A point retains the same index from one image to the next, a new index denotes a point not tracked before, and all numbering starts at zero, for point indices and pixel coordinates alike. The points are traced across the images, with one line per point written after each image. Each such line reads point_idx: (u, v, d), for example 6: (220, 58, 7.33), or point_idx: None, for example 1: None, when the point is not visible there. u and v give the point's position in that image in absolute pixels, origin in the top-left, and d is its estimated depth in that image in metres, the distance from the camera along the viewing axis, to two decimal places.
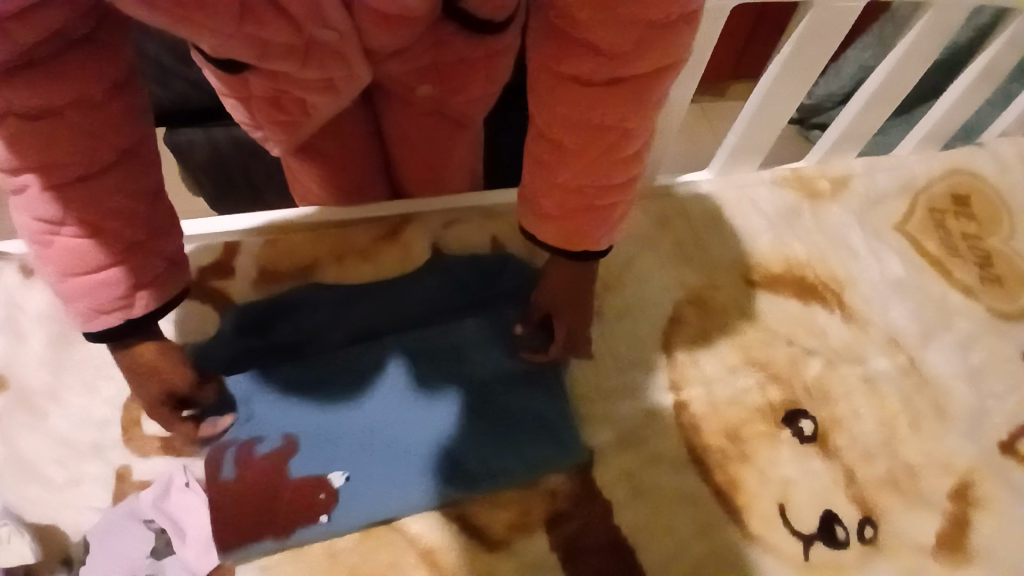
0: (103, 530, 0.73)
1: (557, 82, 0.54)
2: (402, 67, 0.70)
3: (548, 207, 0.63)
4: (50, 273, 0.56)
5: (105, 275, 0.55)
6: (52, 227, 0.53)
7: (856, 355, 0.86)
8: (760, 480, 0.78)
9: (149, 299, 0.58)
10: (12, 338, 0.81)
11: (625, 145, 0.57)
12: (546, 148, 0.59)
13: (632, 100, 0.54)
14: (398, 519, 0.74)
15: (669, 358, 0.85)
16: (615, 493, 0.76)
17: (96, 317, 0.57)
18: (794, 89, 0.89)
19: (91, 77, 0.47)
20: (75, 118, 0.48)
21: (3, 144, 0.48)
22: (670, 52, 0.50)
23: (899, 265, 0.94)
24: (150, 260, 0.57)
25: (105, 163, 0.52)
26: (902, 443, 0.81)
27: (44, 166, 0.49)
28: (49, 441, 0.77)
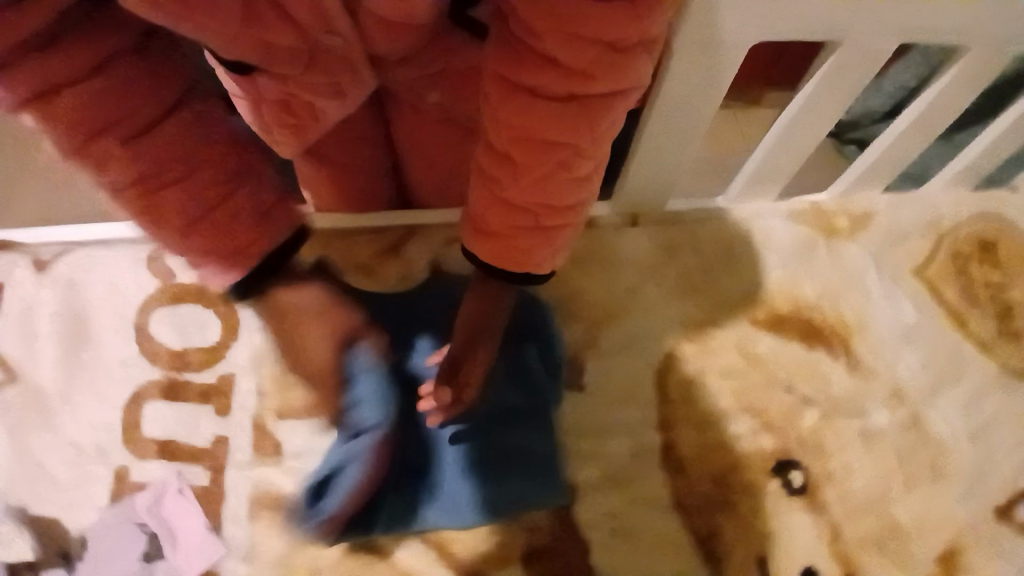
0: (102, 530, 0.77)
1: (510, 94, 0.49)
2: (414, 74, 0.70)
3: (493, 224, 0.58)
4: (175, 243, 0.55)
5: (221, 214, 0.54)
6: (149, 195, 0.51)
7: (856, 407, 0.84)
8: (743, 529, 0.78)
9: (276, 225, 0.57)
10: (26, 338, 0.85)
11: (577, 166, 0.53)
12: (496, 161, 0.54)
13: (586, 121, 0.50)
14: (379, 542, 0.76)
15: (661, 395, 0.84)
16: (594, 532, 0.77)
17: (236, 260, 0.57)
18: (826, 114, 0.82)
19: (110, 33, 0.45)
20: (119, 70, 0.46)
21: (65, 129, 0.47)
22: (629, 75, 0.48)
23: (913, 312, 0.90)
24: (259, 193, 0.56)
25: (165, 108, 0.49)
26: (893, 501, 0.80)
27: (109, 129, 0.48)
28: (58, 442, 0.81)
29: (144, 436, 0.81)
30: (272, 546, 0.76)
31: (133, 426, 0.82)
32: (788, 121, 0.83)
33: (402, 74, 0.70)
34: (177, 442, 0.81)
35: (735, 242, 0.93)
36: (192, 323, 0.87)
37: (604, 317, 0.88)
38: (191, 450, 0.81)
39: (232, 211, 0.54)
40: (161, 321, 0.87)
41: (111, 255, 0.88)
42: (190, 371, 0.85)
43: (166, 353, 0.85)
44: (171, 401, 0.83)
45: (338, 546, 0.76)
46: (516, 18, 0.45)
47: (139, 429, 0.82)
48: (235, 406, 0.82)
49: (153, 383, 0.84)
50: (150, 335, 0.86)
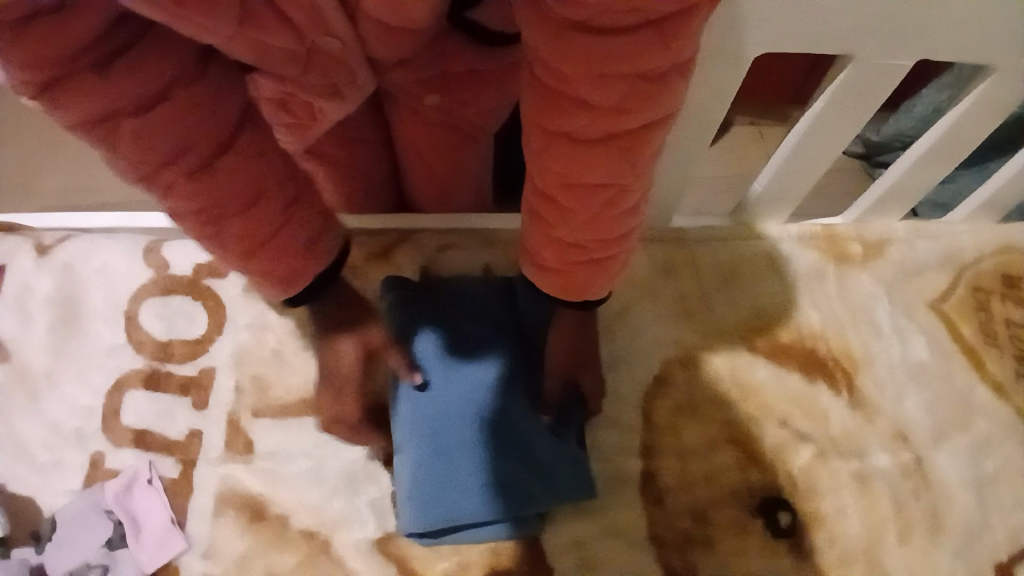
0: (70, 514, 0.77)
1: (551, 141, 0.47)
2: (409, 77, 0.67)
3: (549, 260, 0.58)
4: (231, 257, 0.58)
5: (284, 237, 0.57)
6: (217, 217, 0.53)
7: (855, 447, 0.78)
8: (719, 568, 0.73)
9: (327, 244, 0.62)
10: (21, 318, 0.86)
11: (623, 202, 0.51)
12: (548, 207, 0.53)
13: (626, 161, 0.47)
14: (339, 550, 0.74)
15: (646, 419, 0.80)
16: (560, 561, 0.74)
17: (291, 278, 0.61)
18: (837, 138, 0.78)
19: (176, 55, 0.44)
20: (184, 96, 0.46)
21: (125, 150, 0.47)
22: (665, 105, 0.43)
23: (925, 348, 0.84)
24: (311, 214, 0.59)
25: (230, 134, 0.50)
26: (887, 552, 0.74)
27: (176, 158, 0.48)
28: (41, 426, 0.81)
29: (121, 424, 0.82)
30: (234, 545, 0.75)
31: (111, 414, 0.82)
32: (797, 143, 0.79)
33: (396, 76, 0.67)
34: (152, 433, 0.81)
35: (739, 266, 0.88)
36: (178, 315, 0.86)
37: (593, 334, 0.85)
38: (164, 442, 0.80)
39: (290, 236, 0.58)
40: (148, 311, 0.87)
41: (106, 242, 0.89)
42: (172, 362, 0.84)
43: (150, 342, 0.85)
44: (150, 391, 0.83)
45: (297, 551, 0.74)
46: (540, 62, 0.41)
47: (117, 417, 0.82)
48: (212, 401, 0.82)
49: (134, 372, 0.84)
50: (136, 324, 0.86)
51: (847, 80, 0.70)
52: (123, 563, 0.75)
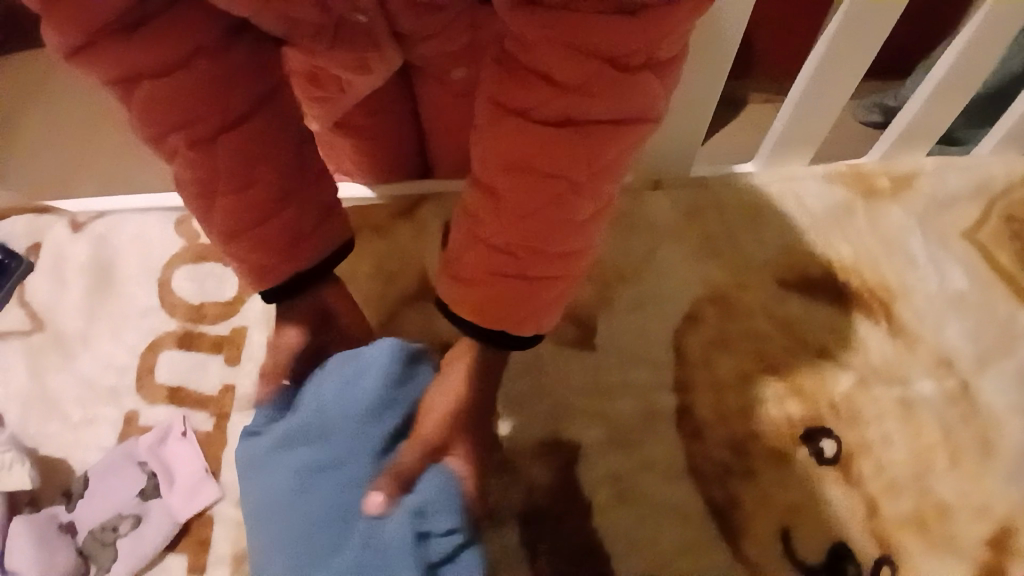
0: (101, 469, 0.77)
1: (507, 121, 0.46)
2: (437, 50, 0.64)
3: (473, 270, 0.53)
4: (217, 237, 0.57)
5: (270, 225, 0.56)
6: (209, 188, 0.54)
7: (897, 374, 0.76)
8: (761, 498, 0.70)
9: (316, 242, 0.60)
10: (57, 287, 0.89)
11: (573, 205, 0.48)
12: (483, 200, 0.51)
13: (582, 158, 0.46)
14: None
15: (678, 355, 0.79)
16: (598, 492, 0.72)
17: (271, 270, 0.60)
18: (839, 85, 0.79)
19: (204, 26, 0.48)
20: (202, 68, 0.49)
21: (140, 108, 0.49)
22: (633, 104, 0.44)
23: (962, 278, 0.82)
24: (306, 208, 0.58)
25: (237, 110, 0.52)
26: (938, 478, 0.71)
27: (181, 125, 0.50)
28: (74, 382, 0.83)
29: (155, 381, 0.82)
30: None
31: (145, 372, 0.83)
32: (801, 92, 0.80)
33: (424, 53, 0.64)
34: (185, 389, 0.82)
35: (765, 205, 0.88)
36: (210, 277, 0.88)
37: (622, 277, 0.84)
38: (197, 397, 0.81)
39: (277, 227, 0.57)
40: (181, 276, 0.88)
41: (139, 214, 0.92)
42: (205, 323, 0.85)
43: (182, 304, 0.87)
44: (183, 349, 0.84)
45: None
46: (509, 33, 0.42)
47: (151, 375, 0.83)
48: (244, 356, 0.82)
49: (168, 333, 0.85)
50: (169, 287, 0.88)
51: (841, 25, 0.72)
52: (155, 513, 0.74)
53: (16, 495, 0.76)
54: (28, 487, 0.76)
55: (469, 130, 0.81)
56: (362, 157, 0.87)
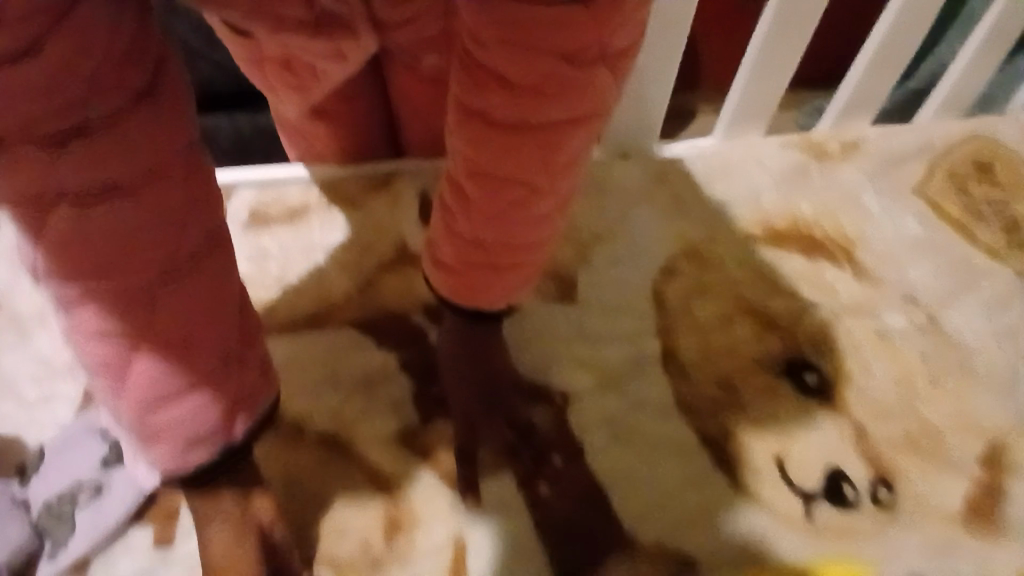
0: (59, 442, 0.71)
1: (471, 124, 0.49)
2: (412, 35, 0.66)
3: (446, 259, 0.60)
4: (129, 412, 0.46)
5: (201, 399, 0.46)
6: (126, 360, 0.43)
7: (868, 310, 0.79)
8: (753, 431, 0.71)
9: (251, 414, 0.51)
10: (9, 269, 0.84)
11: (533, 204, 0.53)
12: (455, 198, 0.56)
13: (543, 161, 0.50)
14: (358, 450, 0.71)
15: (658, 304, 0.80)
16: (591, 436, 0.71)
17: (191, 452, 0.49)
18: (787, 53, 0.85)
19: (162, 142, 0.38)
20: (146, 199, 0.38)
21: (54, 246, 0.37)
22: (586, 102, 0.47)
23: (917, 224, 0.87)
24: (245, 376, 0.49)
25: (185, 259, 0.42)
26: (917, 400, 0.73)
27: (103, 273, 0.39)
28: (26, 357, 0.78)
29: None
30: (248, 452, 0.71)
31: None
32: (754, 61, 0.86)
33: (399, 36, 0.66)
34: None
35: (727, 166, 0.91)
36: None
37: (597, 238, 0.85)
38: None
39: (211, 398, 0.47)
40: None
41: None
42: None
43: None
44: None
45: (314, 452, 0.71)
46: (467, 36, 0.45)
47: None
48: None
49: None
50: None
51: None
52: (118, 483, 0.67)
53: None
54: None
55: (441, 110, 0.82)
56: (335, 145, 0.87)
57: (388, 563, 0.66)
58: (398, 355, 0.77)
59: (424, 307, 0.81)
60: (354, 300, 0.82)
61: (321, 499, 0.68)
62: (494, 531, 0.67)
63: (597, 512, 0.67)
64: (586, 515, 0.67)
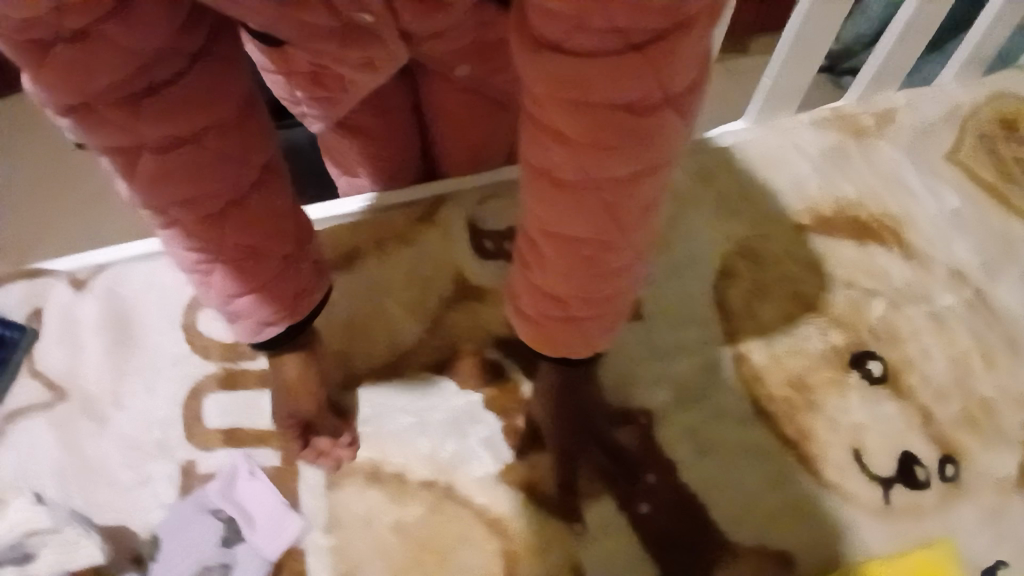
0: (171, 523, 0.74)
1: (535, 181, 0.45)
2: (444, 47, 0.61)
3: (530, 315, 0.56)
4: (215, 299, 0.58)
5: (269, 291, 0.58)
6: (208, 262, 0.54)
7: (920, 293, 0.83)
8: (829, 427, 0.75)
9: (311, 301, 0.63)
10: (71, 351, 0.84)
11: (609, 259, 0.48)
12: (528, 252, 0.51)
13: (611, 216, 0.44)
14: (463, 493, 0.75)
15: (722, 310, 0.83)
16: (677, 451, 0.75)
17: (264, 329, 0.61)
18: (830, 22, 0.83)
19: (220, 97, 0.47)
20: (211, 142, 0.48)
21: (145, 183, 0.47)
22: (655, 150, 0.40)
23: (955, 197, 0.90)
24: (304, 271, 0.61)
25: (245, 181, 0.52)
26: (975, 377, 0.78)
27: (186, 202, 0.49)
28: (112, 444, 0.79)
29: (206, 428, 0.79)
30: (357, 510, 0.75)
31: (193, 421, 0.79)
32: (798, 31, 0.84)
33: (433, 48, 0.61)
34: (242, 429, 0.79)
35: (765, 155, 0.94)
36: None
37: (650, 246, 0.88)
38: (256, 434, 0.79)
39: (282, 288, 0.59)
40: (207, 317, 0.85)
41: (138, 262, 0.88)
42: (244, 359, 0.83)
43: (215, 346, 0.83)
44: (229, 390, 0.81)
45: (422, 501, 0.75)
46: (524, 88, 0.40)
47: (200, 422, 0.79)
48: None
49: (208, 376, 0.82)
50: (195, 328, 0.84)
51: None
52: (244, 557, 0.72)
53: (82, 568, 0.70)
54: (100, 559, 0.71)
55: (475, 123, 0.78)
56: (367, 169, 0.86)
57: None
58: (483, 394, 0.82)
59: (495, 341, 0.85)
60: (427, 343, 0.85)
61: (435, 547, 0.73)
62: (599, 559, 0.71)
63: (693, 522, 0.71)
64: (682, 528, 0.71)
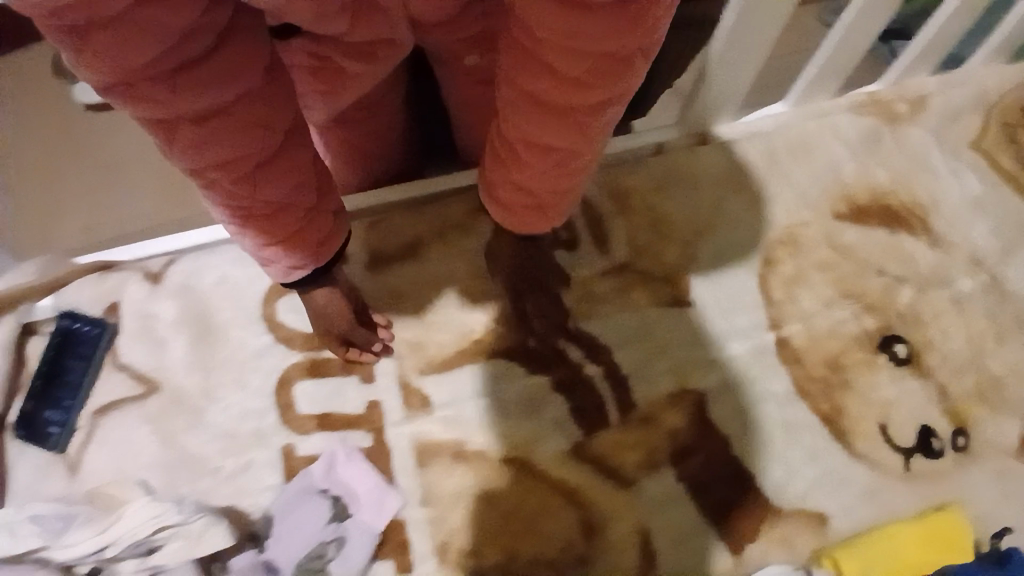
0: (283, 505, 0.84)
1: (520, 99, 0.53)
2: (450, 38, 0.64)
3: (503, 196, 0.69)
4: (247, 241, 0.59)
5: (298, 235, 0.60)
6: (241, 213, 0.54)
7: (943, 278, 0.91)
8: (862, 404, 0.85)
9: (331, 243, 0.65)
10: (155, 346, 0.91)
11: (573, 162, 0.60)
12: (507, 151, 0.62)
13: (582, 129, 0.55)
14: (541, 468, 0.85)
15: (766, 296, 0.90)
16: (730, 429, 0.84)
17: (295, 268, 0.64)
18: (879, 14, 0.85)
19: (247, 67, 0.44)
20: (242, 111, 0.46)
21: (182, 149, 0.46)
22: (620, 87, 0.49)
23: (977, 182, 0.97)
24: (324, 214, 0.61)
25: (274, 143, 0.51)
26: (988, 356, 0.88)
27: (221, 164, 0.48)
28: (211, 435, 0.88)
29: (298, 414, 0.89)
30: (446, 485, 0.85)
31: (287, 407, 0.89)
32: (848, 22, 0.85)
33: (439, 36, 0.63)
34: (333, 413, 0.89)
35: (805, 139, 0.99)
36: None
37: (697, 233, 0.95)
38: (346, 418, 0.89)
39: (305, 233, 0.60)
40: (284, 308, 0.92)
41: (212, 257, 0.94)
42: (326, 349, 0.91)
43: (297, 336, 0.91)
44: (315, 378, 0.90)
45: (502, 476, 0.85)
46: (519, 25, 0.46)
47: (293, 409, 0.89)
48: (377, 373, 0.90)
49: (293, 366, 0.90)
50: (280, 322, 0.92)
51: None
52: (355, 531, 0.82)
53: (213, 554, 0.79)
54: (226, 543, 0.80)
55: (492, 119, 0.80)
56: (376, 158, 0.89)
57: (590, 563, 0.81)
58: (547, 379, 0.89)
59: (556, 328, 0.92)
60: (495, 330, 0.92)
61: (519, 517, 0.83)
62: (665, 524, 0.81)
63: (745, 491, 0.82)
64: (738, 496, 0.82)
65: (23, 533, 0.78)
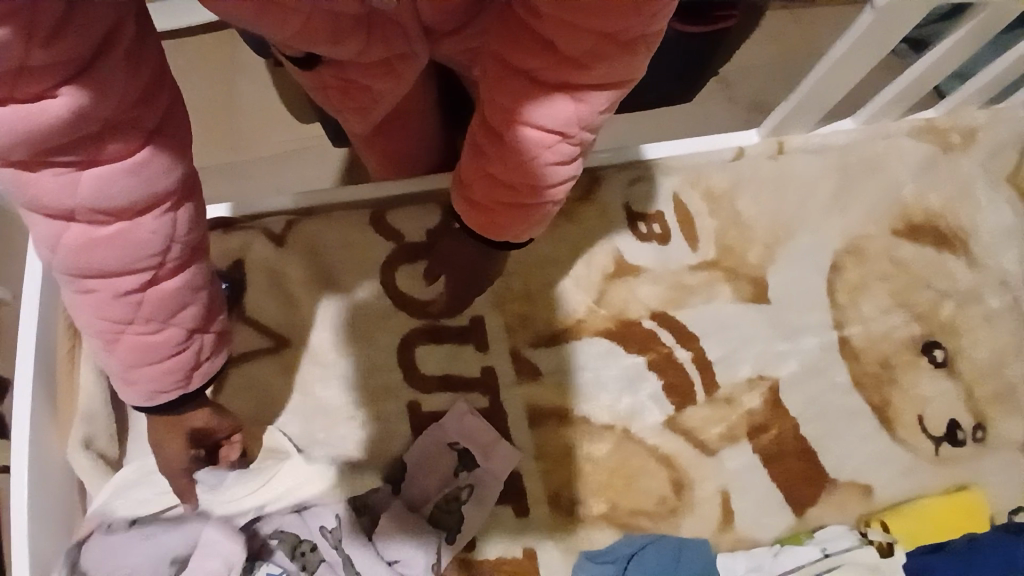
0: (417, 453, 0.96)
1: (507, 75, 0.51)
2: (459, 45, 0.70)
3: (479, 195, 0.61)
4: (114, 361, 0.57)
5: (172, 362, 0.58)
6: (119, 326, 0.54)
7: (976, 296, 1.10)
8: (904, 397, 1.04)
9: (208, 368, 0.62)
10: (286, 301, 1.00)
11: (564, 150, 0.55)
12: (487, 137, 0.57)
13: (575, 106, 0.51)
14: (638, 435, 0.99)
15: (833, 299, 1.07)
16: (799, 413, 1.02)
17: (159, 395, 0.60)
18: (950, 61, 0.95)
19: (168, 165, 0.47)
20: (146, 223, 0.48)
21: (71, 254, 0.48)
22: (622, 70, 0.49)
23: (1010, 213, 1.14)
24: (200, 343, 0.59)
25: (172, 258, 0.52)
26: (1007, 365, 1.07)
27: (106, 272, 0.49)
28: (342, 390, 0.98)
29: (422, 373, 1.00)
30: (556, 444, 0.98)
31: (411, 368, 1.00)
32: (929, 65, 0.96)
33: (450, 45, 0.70)
34: (452, 373, 1.00)
35: (873, 155, 1.11)
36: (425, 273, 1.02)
37: (775, 238, 1.09)
38: (463, 379, 1.00)
39: (175, 364, 0.58)
40: (404, 278, 1.02)
41: (328, 224, 1.01)
42: (442, 318, 1.01)
43: (416, 304, 1.01)
44: (436, 341, 1.01)
45: (607, 440, 0.99)
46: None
47: (417, 368, 1.00)
48: (491, 340, 1.01)
49: (416, 331, 1.01)
50: (398, 288, 1.02)
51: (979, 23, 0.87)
52: (483, 478, 0.96)
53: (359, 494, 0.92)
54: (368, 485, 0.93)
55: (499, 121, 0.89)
56: (412, 163, 0.99)
57: (680, 514, 0.97)
58: (645, 358, 1.02)
59: (650, 312, 1.04)
60: (596, 312, 1.03)
61: (621, 475, 0.98)
62: (742, 486, 0.99)
63: (808, 462, 1.00)
64: (802, 466, 1.00)
65: (180, 504, 0.87)
